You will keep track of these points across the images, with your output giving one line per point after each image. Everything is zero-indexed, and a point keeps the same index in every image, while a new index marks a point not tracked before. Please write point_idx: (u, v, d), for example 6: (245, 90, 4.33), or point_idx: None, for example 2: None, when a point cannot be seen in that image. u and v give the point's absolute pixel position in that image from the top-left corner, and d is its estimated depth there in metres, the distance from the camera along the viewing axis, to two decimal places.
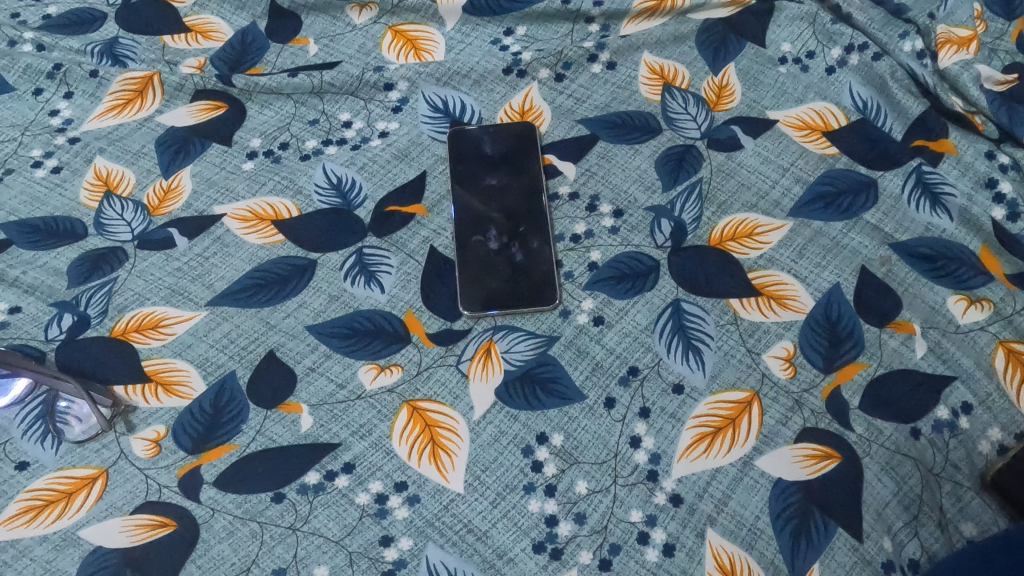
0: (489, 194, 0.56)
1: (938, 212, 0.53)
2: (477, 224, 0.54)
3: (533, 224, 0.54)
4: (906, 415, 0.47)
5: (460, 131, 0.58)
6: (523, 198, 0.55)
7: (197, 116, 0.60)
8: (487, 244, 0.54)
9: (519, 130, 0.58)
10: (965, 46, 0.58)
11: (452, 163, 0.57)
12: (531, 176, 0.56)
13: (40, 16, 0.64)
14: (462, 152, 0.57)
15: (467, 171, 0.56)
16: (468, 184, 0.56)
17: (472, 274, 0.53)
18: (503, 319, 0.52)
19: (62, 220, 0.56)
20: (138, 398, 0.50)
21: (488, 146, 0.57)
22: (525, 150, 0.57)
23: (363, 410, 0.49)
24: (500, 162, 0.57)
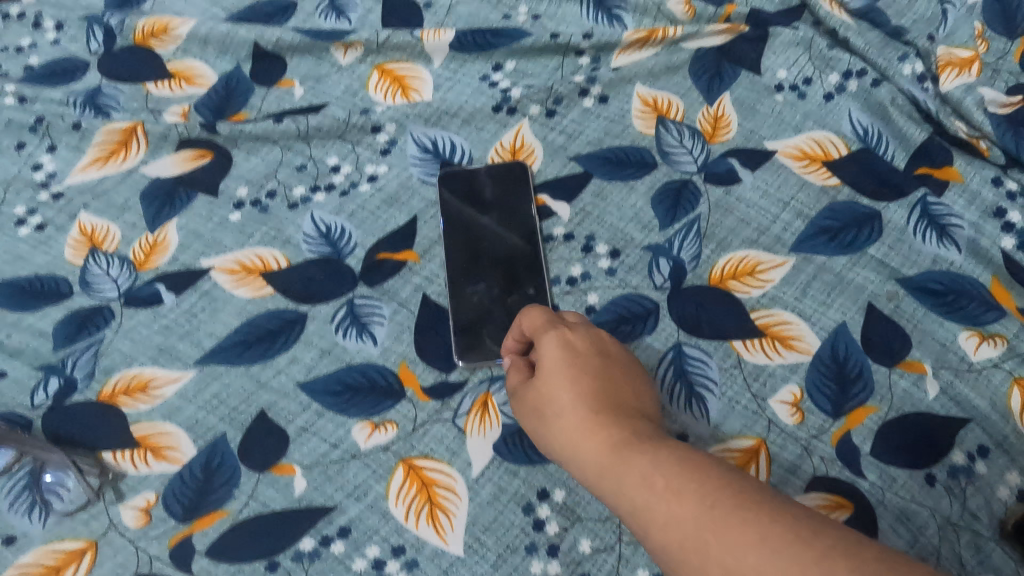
0: (482, 239, 0.54)
1: (945, 244, 0.51)
2: (471, 272, 0.53)
3: (528, 269, 0.53)
4: (920, 460, 0.46)
5: (451, 173, 0.56)
6: (517, 241, 0.54)
7: (181, 166, 0.58)
8: (482, 293, 0.52)
9: (512, 170, 0.56)
10: (966, 68, 0.56)
11: (444, 207, 0.55)
12: (524, 218, 0.55)
13: (23, 68, 0.63)
14: (454, 195, 0.56)
15: (459, 215, 0.55)
16: (461, 229, 0.55)
17: (466, 324, 0.51)
18: (499, 368, 0.50)
19: (47, 280, 0.55)
20: (127, 465, 0.48)
21: (481, 188, 0.56)
22: (519, 191, 0.56)
23: (357, 470, 0.48)
24: (493, 205, 0.55)
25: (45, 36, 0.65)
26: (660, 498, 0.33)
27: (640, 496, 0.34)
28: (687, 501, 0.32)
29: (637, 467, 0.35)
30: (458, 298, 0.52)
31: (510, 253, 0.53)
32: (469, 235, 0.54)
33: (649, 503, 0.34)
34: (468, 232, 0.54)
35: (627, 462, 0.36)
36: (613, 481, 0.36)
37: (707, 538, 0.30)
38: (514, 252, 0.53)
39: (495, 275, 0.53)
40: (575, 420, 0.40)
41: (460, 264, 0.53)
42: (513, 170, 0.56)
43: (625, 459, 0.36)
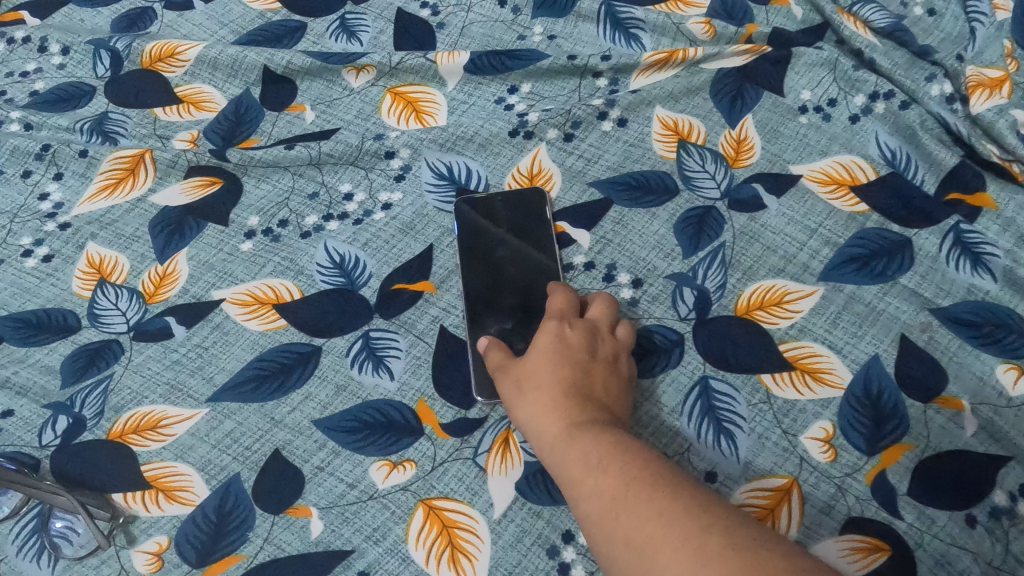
0: (502, 269, 0.52)
1: (980, 273, 0.50)
2: (491, 304, 0.51)
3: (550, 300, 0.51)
4: (960, 500, 0.44)
5: (469, 200, 0.55)
6: (538, 271, 0.52)
7: (191, 194, 0.57)
8: (503, 326, 0.50)
9: (532, 197, 0.55)
10: (997, 89, 0.54)
11: (462, 236, 0.54)
12: (545, 248, 0.53)
13: (27, 93, 0.62)
14: (472, 223, 0.54)
15: (478, 244, 0.53)
16: (479, 258, 0.53)
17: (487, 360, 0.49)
18: None
19: (55, 313, 0.53)
20: (138, 507, 0.47)
21: (499, 216, 0.54)
22: (539, 219, 0.54)
23: (376, 512, 0.46)
24: (513, 233, 0.53)
25: (50, 60, 0.64)
26: (591, 475, 0.38)
27: (578, 466, 0.39)
28: (612, 482, 0.37)
29: (580, 444, 0.40)
30: (478, 332, 0.50)
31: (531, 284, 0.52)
32: (488, 265, 0.52)
33: (584, 476, 0.38)
34: (487, 262, 0.52)
35: (576, 442, 0.40)
36: (560, 449, 0.41)
37: (621, 515, 0.36)
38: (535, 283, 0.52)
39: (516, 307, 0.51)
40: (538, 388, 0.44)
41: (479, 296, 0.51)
42: (533, 197, 0.55)
43: (573, 433, 0.41)
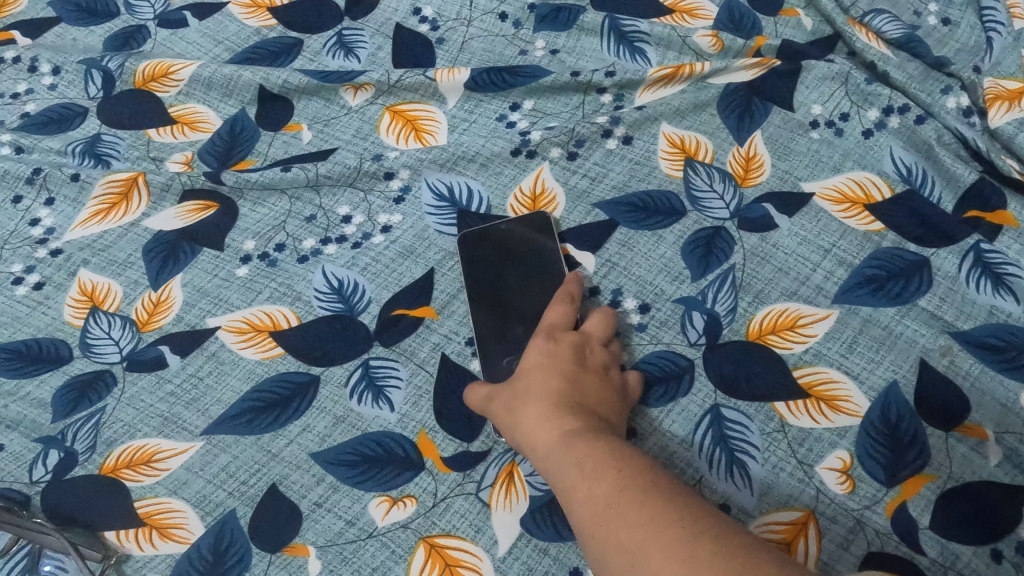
0: (510, 301, 0.51)
1: (1002, 294, 0.48)
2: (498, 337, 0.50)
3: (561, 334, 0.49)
4: (984, 535, 0.42)
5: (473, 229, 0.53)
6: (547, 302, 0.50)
7: (185, 218, 0.56)
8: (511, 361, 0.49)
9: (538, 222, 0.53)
10: (1016, 101, 0.53)
11: (466, 267, 0.52)
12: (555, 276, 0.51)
13: (18, 115, 0.61)
14: (476, 252, 0.52)
15: (484, 275, 0.51)
16: (485, 290, 0.51)
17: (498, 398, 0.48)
18: None
19: (46, 343, 0.52)
20: (132, 545, 0.45)
21: (505, 244, 0.52)
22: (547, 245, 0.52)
23: (375, 551, 0.44)
24: (520, 261, 0.52)
25: (41, 81, 0.62)
26: (579, 483, 0.36)
27: (567, 476, 0.37)
28: (601, 489, 0.35)
29: (574, 449, 0.38)
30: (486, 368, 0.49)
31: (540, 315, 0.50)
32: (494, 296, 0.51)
33: (573, 486, 0.36)
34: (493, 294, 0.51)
35: (570, 447, 0.38)
36: (553, 455, 0.39)
37: (610, 522, 0.33)
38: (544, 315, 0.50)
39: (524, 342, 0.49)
40: (524, 401, 0.42)
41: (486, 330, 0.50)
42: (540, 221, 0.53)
43: (560, 443, 0.39)
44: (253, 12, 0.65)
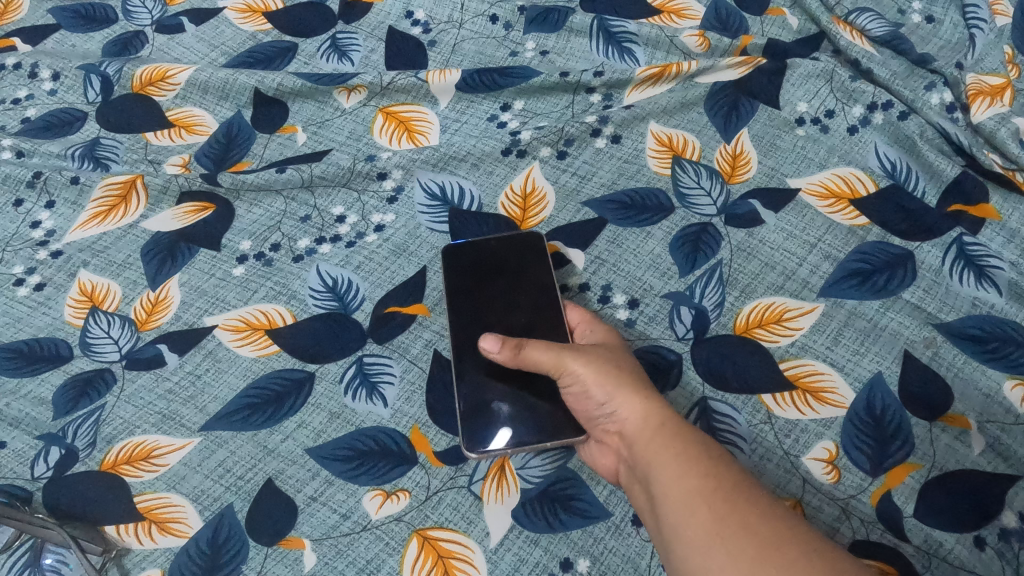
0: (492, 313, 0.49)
1: (985, 286, 0.48)
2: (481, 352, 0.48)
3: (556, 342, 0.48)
4: (968, 521, 0.42)
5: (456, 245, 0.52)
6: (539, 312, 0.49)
7: (183, 220, 0.57)
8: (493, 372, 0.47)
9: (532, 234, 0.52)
10: (998, 96, 0.54)
11: (448, 282, 0.51)
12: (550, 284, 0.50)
13: (19, 120, 0.62)
14: (460, 268, 0.51)
15: (464, 288, 0.50)
16: (468, 305, 0.50)
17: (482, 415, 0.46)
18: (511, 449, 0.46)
19: (47, 343, 0.53)
20: (131, 539, 0.46)
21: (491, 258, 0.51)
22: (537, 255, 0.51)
23: (369, 543, 0.45)
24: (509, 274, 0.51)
25: (42, 86, 0.63)
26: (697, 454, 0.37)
27: (682, 450, 0.37)
28: (725, 472, 0.36)
29: (692, 435, 0.39)
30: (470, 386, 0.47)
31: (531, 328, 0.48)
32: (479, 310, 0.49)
33: (689, 458, 0.37)
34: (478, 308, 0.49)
35: (687, 432, 0.39)
36: (662, 430, 0.39)
37: (738, 497, 0.34)
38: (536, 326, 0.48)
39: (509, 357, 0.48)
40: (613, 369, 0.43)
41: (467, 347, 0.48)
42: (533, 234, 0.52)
43: (664, 423, 0.40)
44: (248, 16, 0.66)
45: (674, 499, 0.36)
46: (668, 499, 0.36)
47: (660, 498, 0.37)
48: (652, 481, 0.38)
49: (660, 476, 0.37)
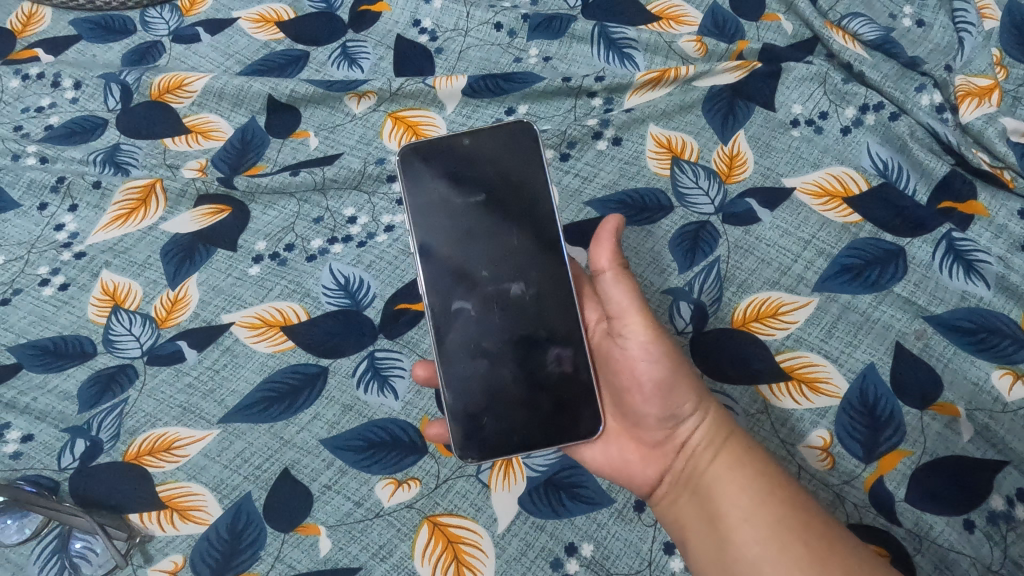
0: (479, 262, 0.48)
1: (974, 280, 0.50)
2: (459, 313, 0.48)
3: (547, 307, 0.48)
4: (957, 505, 0.44)
5: (419, 161, 0.48)
6: (521, 260, 0.48)
7: (200, 222, 0.59)
8: (471, 341, 0.48)
9: (509, 139, 0.48)
10: (986, 97, 0.56)
11: (424, 203, 0.48)
12: (536, 216, 0.48)
13: (43, 128, 0.64)
14: (428, 199, 0.48)
15: (457, 221, 0.48)
16: (440, 252, 0.48)
17: (463, 406, 0.47)
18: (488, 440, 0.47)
19: (72, 340, 0.55)
20: (154, 526, 0.48)
21: (463, 182, 0.48)
22: (516, 179, 0.48)
23: (382, 530, 0.47)
24: (485, 204, 0.48)
25: (64, 95, 0.66)
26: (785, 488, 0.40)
27: (750, 468, 0.42)
28: (792, 493, 0.40)
29: (756, 454, 0.43)
30: (448, 361, 0.47)
31: (512, 284, 0.48)
32: (454, 259, 0.48)
33: (768, 487, 0.41)
34: (453, 255, 0.48)
35: (751, 450, 0.43)
36: (729, 448, 0.43)
37: (824, 534, 0.38)
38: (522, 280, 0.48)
39: (488, 322, 0.48)
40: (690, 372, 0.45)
41: (440, 309, 0.48)
42: (511, 135, 0.48)
43: (734, 441, 0.43)
44: (261, 26, 0.68)
45: (757, 529, 0.39)
46: (749, 526, 0.40)
47: (734, 522, 0.40)
48: (725, 504, 0.41)
49: (740, 502, 0.41)
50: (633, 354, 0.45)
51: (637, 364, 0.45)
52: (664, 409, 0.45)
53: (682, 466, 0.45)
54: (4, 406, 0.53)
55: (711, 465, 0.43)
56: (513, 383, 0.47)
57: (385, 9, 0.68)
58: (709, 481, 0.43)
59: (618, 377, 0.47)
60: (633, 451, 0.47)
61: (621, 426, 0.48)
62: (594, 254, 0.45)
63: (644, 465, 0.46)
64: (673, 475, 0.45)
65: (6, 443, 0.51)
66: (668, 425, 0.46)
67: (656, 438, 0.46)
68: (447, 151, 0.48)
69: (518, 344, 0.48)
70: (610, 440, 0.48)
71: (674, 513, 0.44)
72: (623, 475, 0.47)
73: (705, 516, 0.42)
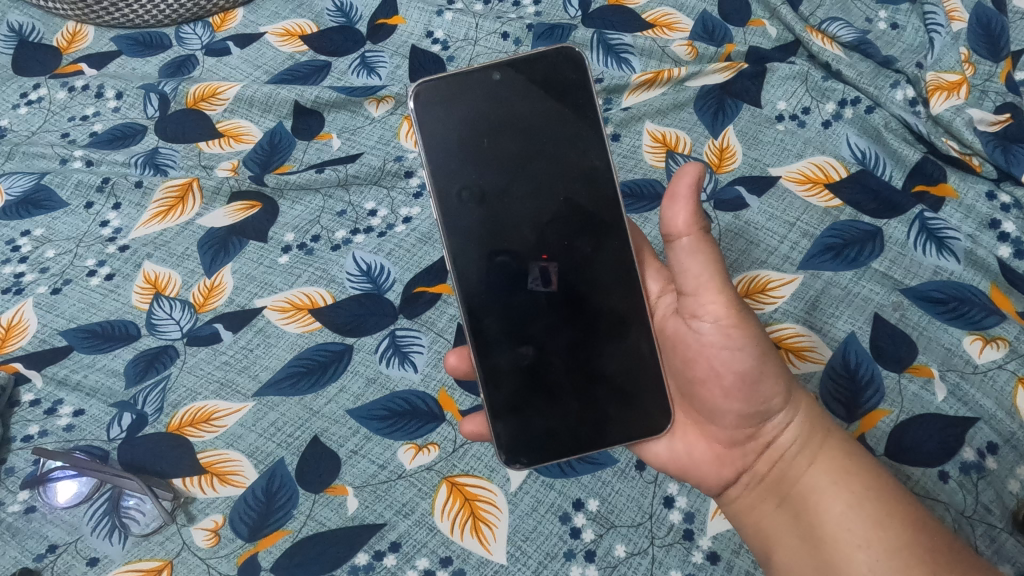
0: (518, 226, 0.44)
1: (945, 255, 0.55)
2: (501, 288, 0.45)
3: (601, 282, 0.45)
4: (933, 458, 0.48)
5: (439, 106, 0.43)
6: (569, 225, 0.44)
7: (233, 216, 0.64)
8: (519, 321, 0.45)
9: (548, 70, 0.43)
10: (955, 91, 0.61)
11: (457, 155, 0.43)
12: (584, 169, 0.44)
13: (88, 134, 0.70)
14: (454, 151, 0.43)
15: (494, 177, 0.44)
16: (472, 221, 0.44)
17: (507, 401, 0.45)
18: (536, 433, 0.45)
19: (117, 324, 0.60)
20: (196, 489, 0.52)
21: (502, 130, 0.44)
22: (560, 119, 0.43)
23: (404, 489, 0.52)
24: (521, 155, 0.44)
25: (107, 104, 0.72)
26: (897, 505, 0.40)
27: (850, 480, 0.42)
28: (899, 509, 0.40)
29: (855, 463, 0.43)
30: (486, 351, 0.45)
31: (558, 254, 0.44)
32: (488, 226, 0.44)
33: (870, 501, 0.40)
34: (486, 222, 0.44)
35: (850, 459, 0.43)
36: (824, 458, 0.43)
37: (935, 554, 0.38)
38: (569, 248, 0.44)
39: (535, 299, 0.45)
40: (775, 363, 0.44)
41: (476, 288, 0.44)
42: (549, 66, 0.43)
43: (828, 446, 0.44)
44: (287, 40, 0.74)
45: (869, 553, 0.39)
46: (863, 551, 0.39)
47: (839, 540, 0.40)
48: (825, 517, 0.41)
49: (846, 518, 0.40)
50: (709, 341, 0.43)
51: (714, 352, 0.43)
52: (747, 405, 0.44)
53: (768, 470, 0.45)
54: (57, 383, 0.57)
55: (807, 475, 0.44)
56: (562, 370, 0.45)
57: (400, 23, 0.74)
58: (806, 492, 0.43)
59: (689, 366, 0.45)
60: (704, 450, 0.46)
61: (688, 419, 0.47)
62: (668, 215, 0.41)
63: (718, 466, 0.46)
64: (751, 476, 0.45)
65: (59, 416, 0.56)
66: (751, 424, 0.45)
67: (734, 436, 0.45)
68: (476, 90, 0.43)
69: (569, 328, 0.45)
70: (677, 435, 0.47)
71: (758, 521, 0.44)
72: (691, 472, 0.47)
73: (801, 530, 0.42)
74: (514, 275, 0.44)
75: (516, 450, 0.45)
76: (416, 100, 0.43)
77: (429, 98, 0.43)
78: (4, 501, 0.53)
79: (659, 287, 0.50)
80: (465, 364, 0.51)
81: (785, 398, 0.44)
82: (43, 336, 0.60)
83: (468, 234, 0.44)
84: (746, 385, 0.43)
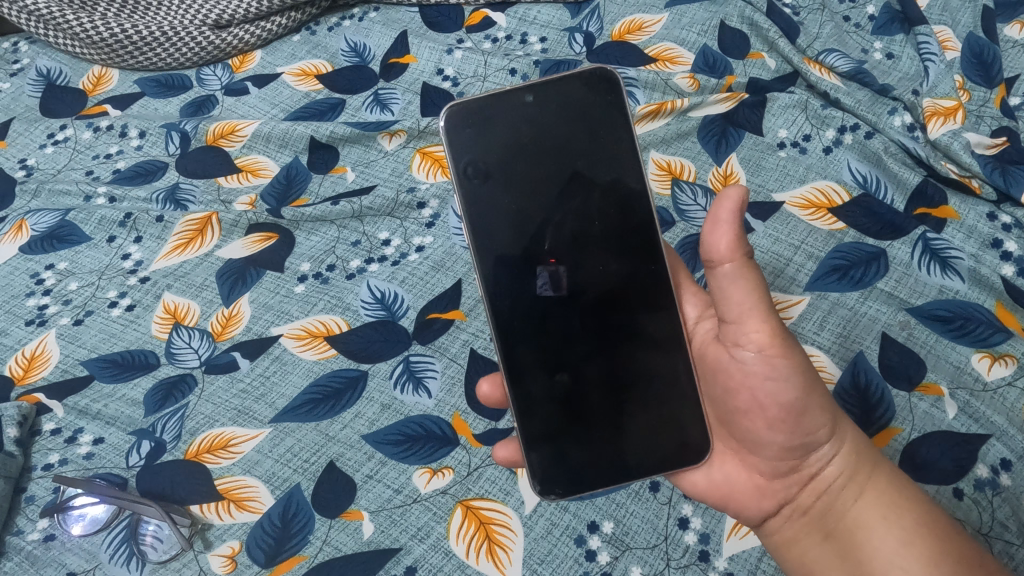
0: (550, 251, 0.44)
1: (949, 275, 0.56)
2: (533, 312, 0.45)
3: (638, 308, 0.44)
4: (947, 476, 0.48)
5: (470, 128, 0.44)
6: (603, 249, 0.44)
7: (250, 248, 0.66)
8: (551, 348, 0.45)
9: (584, 90, 0.43)
10: (951, 116, 0.63)
11: (489, 177, 0.44)
12: (621, 190, 0.44)
13: (112, 171, 0.73)
14: (484, 172, 0.44)
15: (526, 202, 0.44)
16: (504, 245, 0.44)
17: (543, 431, 0.45)
18: (568, 461, 0.45)
19: (137, 353, 0.61)
20: (213, 516, 0.52)
21: (533, 149, 0.44)
22: (592, 139, 0.43)
23: (419, 513, 0.52)
24: (555, 177, 0.44)
25: (130, 143, 0.74)
26: (953, 542, 0.40)
27: (903, 517, 0.41)
28: (953, 546, 0.40)
29: (907, 497, 0.42)
30: (520, 379, 0.45)
31: (592, 279, 0.44)
32: (522, 250, 0.44)
33: (925, 539, 0.40)
34: (520, 246, 0.44)
35: (900, 492, 0.42)
36: (875, 492, 0.42)
37: None
38: (606, 271, 0.44)
39: (567, 324, 0.45)
40: (821, 393, 0.43)
41: (509, 313, 0.44)
42: (583, 88, 0.43)
43: (878, 482, 0.43)
44: (303, 79, 0.78)
45: None
46: None
47: None
48: (876, 553, 0.41)
49: (899, 557, 0.40)
50: (753, 370, 0.42)
51: (759, 383, 0.42)
52: (792, 437, 0.43)
53: (813, 503, 0.44)
54: (78, 413, 0.58)
55: (854, 508, 0.43)
56: (597, 399, 0.45)
57: (412, 61, 0.77)
58: (854, 527, 0.42)
59: (730, 395, 0.44)
60: (745, 481, 0.45)
61: (727, 448, 0.46)
62: (711, 240, 0.40)
63: (759, 498, 0.45)
64: (794, 508, 0.44)
65: (79, 445, 0.57)
66: (795, 456, 0.43)
67: (777, 468, 0.44)
68: (509, 110, 0.44)
69: (601, 355, 0.45)
70: (714, 465, 0.46)
71: (802, 554, 0.44)
72: (731, 503, 0.46)
73: (849, 566, 0.42)
74: (546, 300, 0.45)
75: (549, 479, 0.45)
76: (449, 125, 0.43)
77: (459, 120, 0.44)
78: (23, 530, 0.53)
79: (696, 312, 0.49)
80: (495, 393, 0.51)
81: (833, 429, 0.43)
82: (65, 366, 0.61)
83: (498, 259, 0.44)
84: (791, 417, 0.42)
